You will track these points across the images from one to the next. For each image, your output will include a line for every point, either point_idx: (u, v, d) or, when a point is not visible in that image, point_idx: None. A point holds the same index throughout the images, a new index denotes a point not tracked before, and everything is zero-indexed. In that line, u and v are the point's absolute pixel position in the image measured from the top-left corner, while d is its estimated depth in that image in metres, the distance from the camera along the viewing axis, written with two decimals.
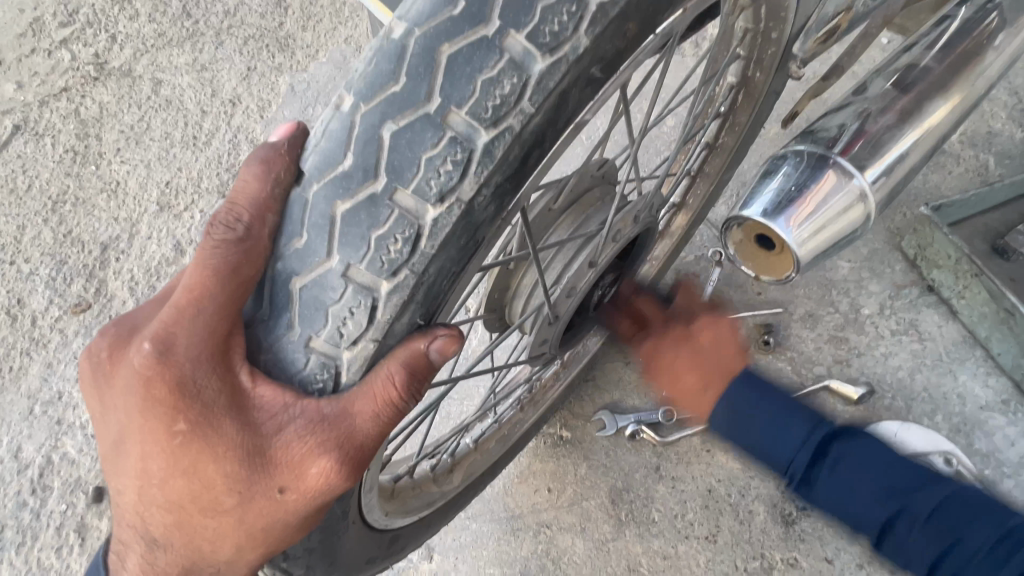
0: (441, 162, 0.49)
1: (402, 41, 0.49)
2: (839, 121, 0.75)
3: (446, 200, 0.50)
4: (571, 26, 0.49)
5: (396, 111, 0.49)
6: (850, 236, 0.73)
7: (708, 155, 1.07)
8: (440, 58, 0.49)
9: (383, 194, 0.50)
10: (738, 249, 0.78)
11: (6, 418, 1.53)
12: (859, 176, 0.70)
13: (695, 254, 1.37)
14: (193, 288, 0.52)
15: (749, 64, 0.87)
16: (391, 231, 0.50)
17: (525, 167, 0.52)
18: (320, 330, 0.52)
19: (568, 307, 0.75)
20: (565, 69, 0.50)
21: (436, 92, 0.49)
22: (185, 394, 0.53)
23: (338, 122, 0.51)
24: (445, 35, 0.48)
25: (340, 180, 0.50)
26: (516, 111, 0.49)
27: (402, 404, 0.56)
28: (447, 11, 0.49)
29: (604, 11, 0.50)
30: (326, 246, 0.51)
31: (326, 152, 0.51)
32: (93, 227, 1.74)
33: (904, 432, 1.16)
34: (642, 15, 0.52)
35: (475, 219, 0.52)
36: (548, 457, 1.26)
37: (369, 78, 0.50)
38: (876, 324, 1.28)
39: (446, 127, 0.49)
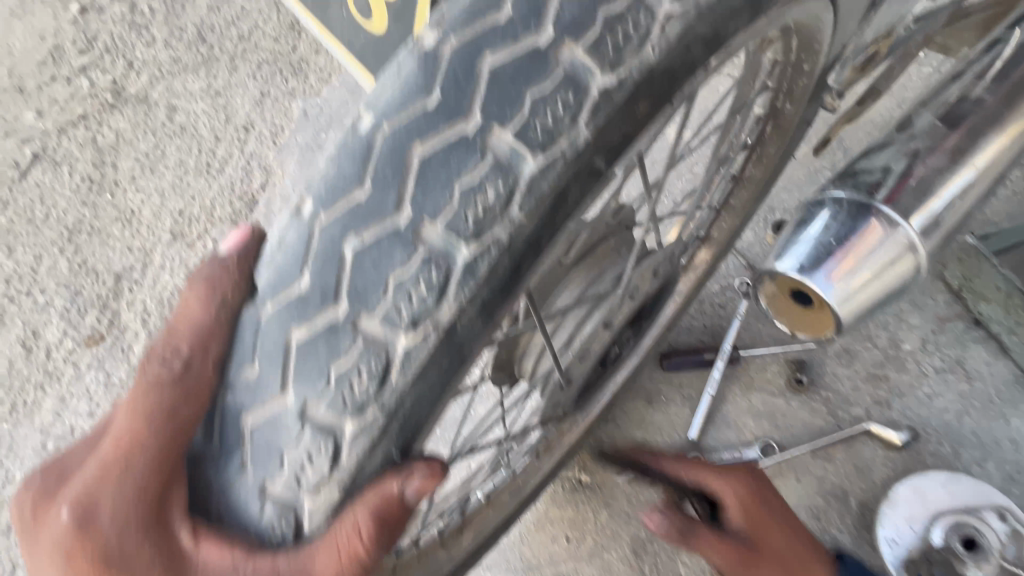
0: (414, 285, 0.45)
1: (370, 138, 0.46)
2: (884, 161, 0.68)
3: (420, 327, 0.46)
4: (569, 118, 0.46)
5: (360, 224, 0.46)
6: (899, 290, 0.65)
7: (734, 187, 0.99)
8: (412, 161, 0.46)
9: (344, 322, 0.46)
10: (770, 302, 0.71)
11: (19, 453, 1.52)
12: (905, 225, 0.63)
13: (720, 283, 1.30)
14: (121, 440, 0.49)
15: (777, 95, 0.80)
16: (353, 364, 0.46)
17: (518, 272, 0.48)
18: (276, 475, 0.48)
19: (581, 371, 0.69)
20: (561, 167, 0.46)
21: (406, 202, 0.46)
22: (113, 565, 0.47)
23: (296, 235, 0.47)
24: (418, 131, 0.46)
25: (295, 304, 0.47)
26: (502, 221, 0.46)
27: (369, 558, 0.50)
28: (421, 103, 0.46)
29: (608, 96, 0.47)
30: (280, 380, 0.47)
31: (280, 271, 0.48)
32: (107, 258, 1.73)
33: (952, 484, 1.07)
34: (652, 92, 0.48)
35: (457, 340, 0.47)
36: (566, 503, 1.19)
37: (333, 182, 0.47)
38: (917, 361, 1.20)
39: (418, 244, 0.45)
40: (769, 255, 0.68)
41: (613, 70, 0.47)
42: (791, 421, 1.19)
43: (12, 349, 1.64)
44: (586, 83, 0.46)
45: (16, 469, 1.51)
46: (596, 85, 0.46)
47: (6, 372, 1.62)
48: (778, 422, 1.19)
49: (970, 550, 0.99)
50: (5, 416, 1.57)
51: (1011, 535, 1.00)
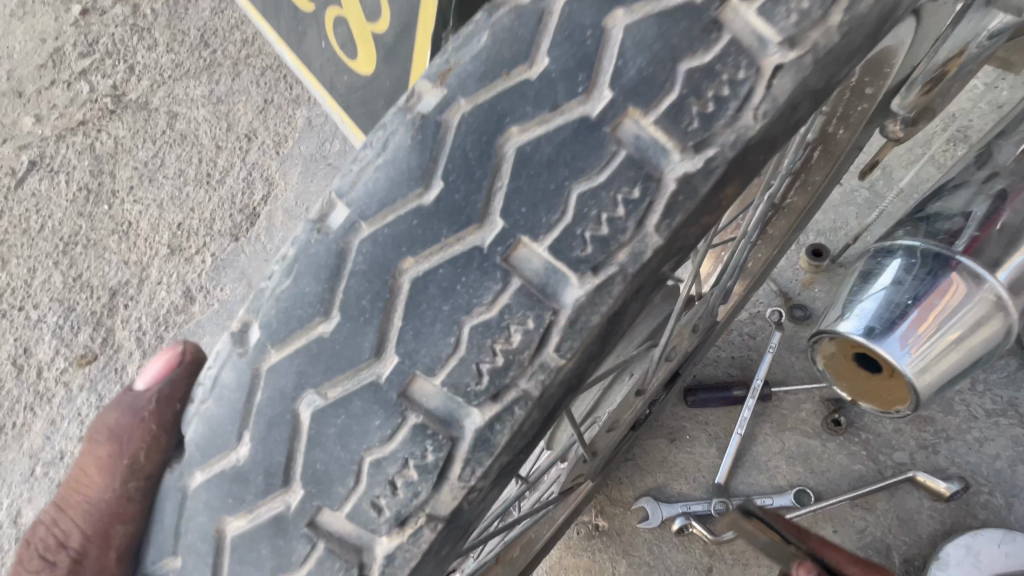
0: (405, 462, 0.40)
1: (345, 243, 0.40)
2: (965, 203, 0.59)
3: (407, 525, 0.41)
4: (640, 217, 0.39)
5: (325, 375, 0.40)
6: (986, 355, 0.56)
7: (773, 216, 0.90)
8: (400, 284, 0.40)
9: (296, 517, 0.41)
10: (829, 364, 0.62)
11: (7, 478, 1.46)
12: (991, 279, 0.53)
13: (749, 311, 1.21)
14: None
15: (830, 119, 0.71)
16: (310, 575, 0.41)
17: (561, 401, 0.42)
18: None
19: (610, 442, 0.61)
20: (618, 289, 0.39)
21: (390, 349, 0.40)
22: None
23: (233, 378, 0.42)
24: (410, 242, 0.39)
25: (232, 482, 0.42)
26: (527, 375, 0.40)
27: None
28: (415, 194, 0.40)
29: (694, 185, 0.39)
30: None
31: (214, 435, 0.43)
32: (103, 272, 1.66)
33: (1007, 543, 0.97)
34: (746, 172, 0.40)
35: (463, 520, 0.42)
36: (583, 550, 1.10)
37: (288, 310, 0.41)
38: (966, 403, 1.10)
39: (410, 412, 0.40)
40: (827, 315, 0.59)
41: (696, 150, 0.39)
42: (829, 466, 1.09)
43: (2, 368, 1.57)
44: (657, 173, 0.39)
45: (3, 495, 1.44)
46: (674, 173, 0.38)
47: None
48: (815, 466, 1.09)
49: None
50: None
51: None
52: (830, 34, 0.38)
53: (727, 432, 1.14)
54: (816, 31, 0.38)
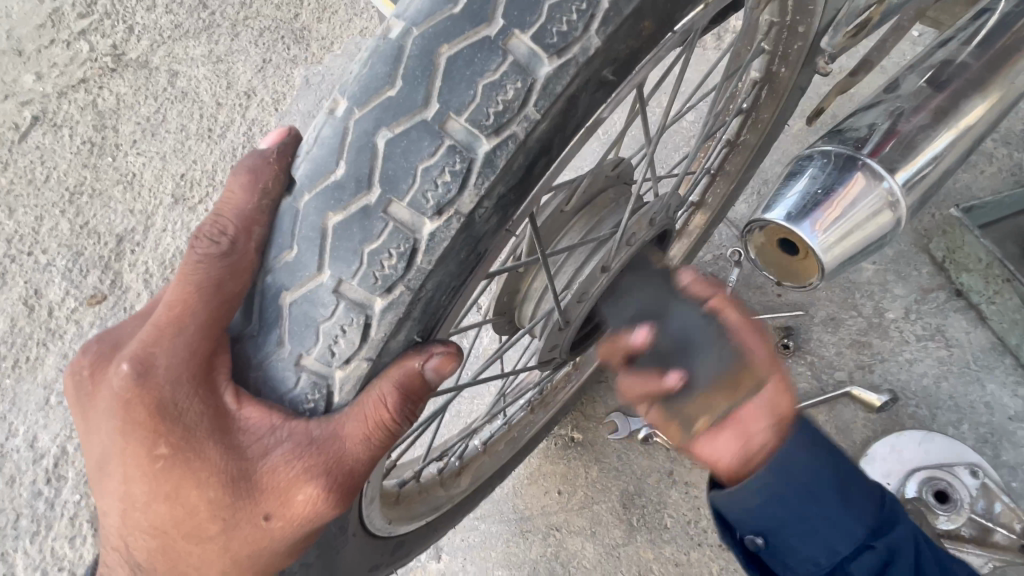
0: (439, 172, 0.47)
1: (400, 42, 0.47)
2: (869, 120, 0.72)
3: (444, 212, 0.48)
4: (581, 25, 0.47)
5: (390, 117, 0.47)
6: (879, 242, 0.69)
7: (729, 152, 1.03)
8: (439, 61, 0.46)
9: (377, 206, 0.48)
10: (759, 253, 0.74)
11: (22, 407, 1.55)
12: (889, 179, 0.66)
13: (712, 253, 1.33)
14: (174, 306, 0.51)
15: (773, 59, 0.84)
16: (384, 246, 0.48)
17: (529, 176, 0.50)
18: (311, 348, 0.50)
19: (580, 313, 0.72)
20: (574, 72, 0.48)
21: (434, 97, 0.47)
22: (166, 415, 0.51)
23: (331, 132, 0.48)
24: (446, 35, 0.47)
25: (332, 190, 0.48)
26: (520, 118, 0.47)
27: (395, 426, 0.53)
28: (447, 10, 0.47)
29: (617, 9, 0.48)
30: (318, 259, 0.49)
31: (321, 157, 0.49)
32: (109, 220, 1.75)
33: (927, 442, 1.13)
34: (657, 13, 0.50)
35: (475, 232, 0.50)
36: (559, 459, 1.23)
37: (365, 82, 0.47)
38: (900, 329, 1.24)
39: (443, 135, 0.47)
40: (759, 207, 0.71)
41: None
42: None
43: (14, 307, 1.66)
44: None
45: (19, 422, 1.54)
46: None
47: (9, 330, 1.64)
48: None
49: (943, 503, 1.08)
50: (7, 372, 1.59)
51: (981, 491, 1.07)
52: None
53: None
54: None
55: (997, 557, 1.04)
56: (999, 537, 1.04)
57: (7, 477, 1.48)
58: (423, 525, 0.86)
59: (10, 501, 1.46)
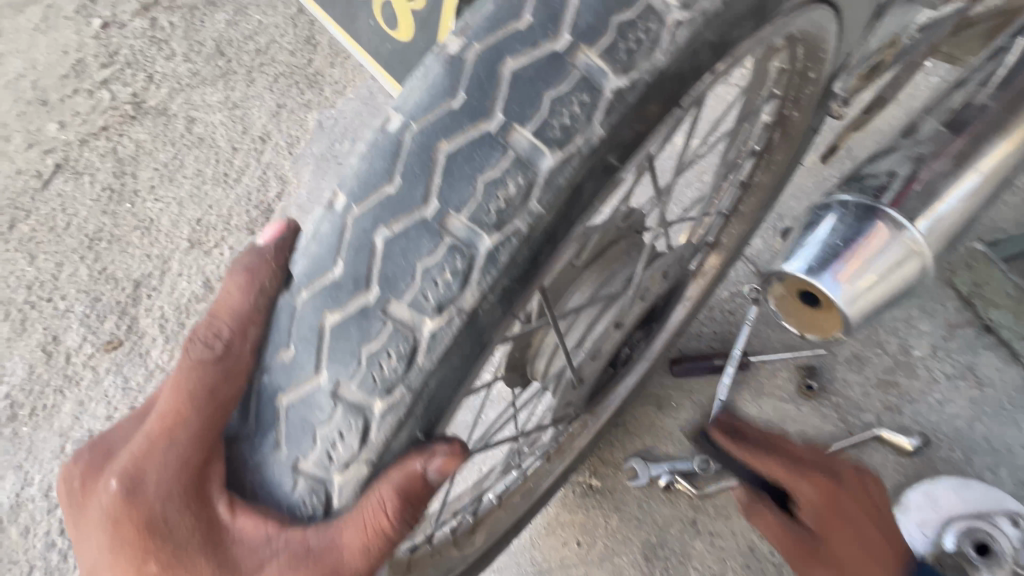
0: (439, 272, 0.46)
1: (399, 135, 0.47)
2: (888, 166, 0.69)
3: (445, 311, 0.46)
4: (584, 117, 0.46)
5: (389, 215, 0.46)
6: (905, 291, 0.66)
7: (743, 193, 1.01)
8: (437, 157, 0.46)
9: (375, 306, 0.46)
10: (780, 304, 0.71)
11: (38, 456, 1.55)
12: (911, 227, 0.64)
13: (729, 290, 1.31)
14: (167, 416, 0.50)
15: (784, 102, 0.82)
16: (383, 346, 0.46)
17: (535, 267, 0.48)
18: (308, 453, 0.49)
19: (594, 369, 0.72)
20: (576, 164, 0.46)
21: (432, 195, 0.46)
22: (155, 532, 0.50)
23: (330, 227, 0.48)
24: (444, 130, 0.46)
25: (330, 289, 0.48)
26: (523, 213, 0.46)
27: (394, 534, 0.51)
28: (446, 103, 0.47)
29: (621, 97, 0.46)
30: (315, 360, 0.48)
31: (319, 255, 0.49)
32: (126, 265, 1.77)
33: (964, 489, 1.06)
34: (663, 94, 0.49)
35: (478, 326, 0.48)
36: (577, 508, 1.19)
37: (364, 178, 0.47)
38: (928, 367, 1.20)
39: (444, 232, 0.46)
40: (777, 258, 0.69)
41: (625, 74, 0.46)
42: (802, 426, 1.19)
43: (33, 354, 1.68)
44: (601, 85, 0.46)
45: (34, 471, 1.54)
46: (610, 90, 0.46)
47: (27, 377, 1.65)
48: (789, 427, 1.20)
49: (983, 556, 0.99)
50: (24, 420, 1.60)
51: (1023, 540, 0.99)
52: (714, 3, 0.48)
53: (710, 396, 1.24)
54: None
55: None
56: None
57: (22, 527, 1.48)
58: None
59: (24, 552, 1.45)
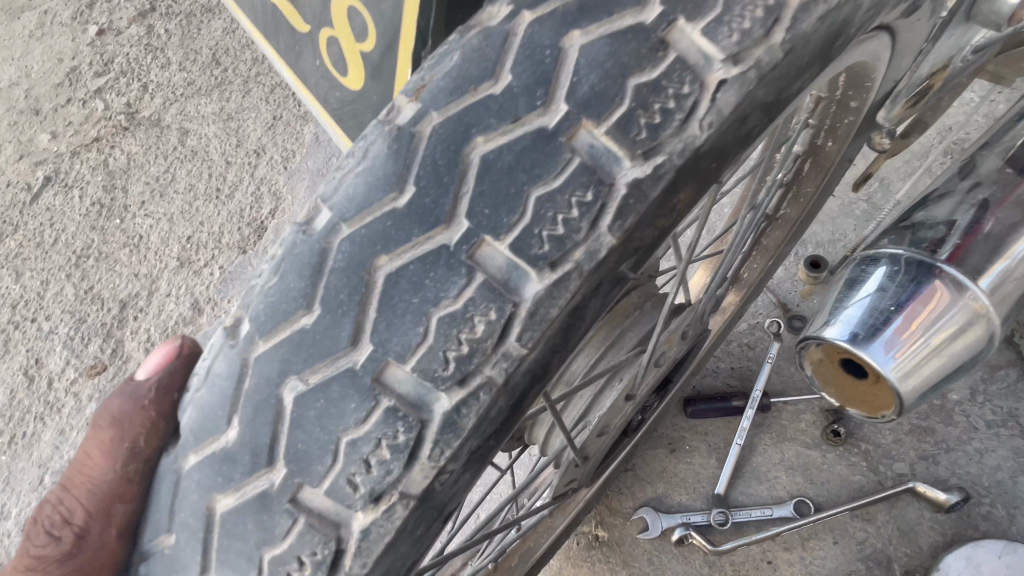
0: (373, 448, 0.40)
1: (324, 242, 0.41)
2: (948, 213, 0.59)
3: (379, 500, 0.40)
4: (586, 225, 0.39)
5: (306, 364, 0.40)
6: (968, 362, 0.57)
7: (766, 228, 0.91)
8: (375, 279, 0.40)
9: (279, 493, 0.41)
10: (816, 371, 0.62)
11: (16, 487, 1.48)
12: (974, 287, 0.54)
13: (748, 321, 1.21)
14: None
15: (817, 133, 0.73)
16: (291, 545, 0.41)
17: (518, 408, 0.41)
18: None
19: (600, 446, 0.62)
20: (575, 285, 0.40)
21: (364, 337, 0.40)
22: None
23: (227, 371, 0.42)
24: (383, 242, 0.40)
25: (222, 464, 0.42)
26: (493, 361, 0.40)
27: None
28: (390, 199, 0.40)
29: (642, 191, 0.39)
30: (205, 552, 0.43)
31: (208, 423, 0.42)
32: (114, 284, 1.70)
33: (1009, 554, 0.96)
34: (697, 177, 0.41)
35: (433, 501, 0.41)
36: (582, 562, 1.10)
37: (273, 304, 0.41)
38: (966, 413, 1.10)
39: (378, 394, 0.40)
40: (814, 321, 0.59)
41: (645, 158, 0.39)
42: (828, 477, 1.09)
43: (14, 378, 1.61)
44: (611, 179, 0.39)
45: (11, 504, 1.46)
46: (625, 180, 0.39)
47: (7, 402, 1.58)
48: (814, 477, 1.09)
49: None
50: (3, 448, 1.53)
51: None
52: (773, 51, 0.39)
53: (727, 441, 1.15)
54: (758, 49, 0.39)
55: None
56: None
57: None
58: None
59: None
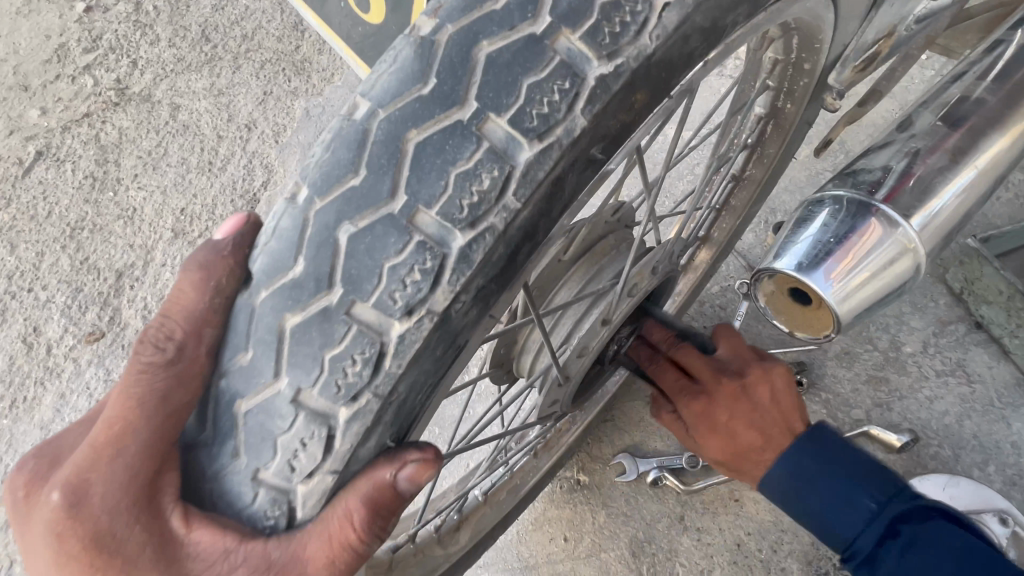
0: (408, 271, 0.43)
1: (366, 124, 0.44)
2: (884, 161, 0.68)
3: (414, 313, 0.43)
4: (564, 106, 0.43)
5: (354, 210, 0.43)
6: (898, 289, 0.65)
7: (734, 187, 0.99)
8: (407, 148, 0.43)
9: (339, 307, 0.44)
10: (769, 301, 0.71)
11: (19, 449, 1.53)
12: (905, 224, 0.63)
13: (719, 285, 1.29)
14: (113, 424, 0.48)
15: (778, 94, 0.81)
16: (346, 351, 0.44)
17: (513, 261, 0.45)
18: (269, 463, 0.46)
19: (580, 367, 0.69)
20: (556, 155, 0.44)
21: (401, 188, 0.43)
22: (103, 547, 0.47)
23: (290, 222, 0.45)
24: (414, 119, 0.43)
25: (289, 290, 0.44)
26: (497, 209, 0.43)
27: (362, 546, 0.48)
28: (416, 90, 0.44)
29: (605, 84, 0.44)
30: (274, 365, 0.45)
31: (274, 258, 0.45)
32: (109, 254, 1.73)
33: (952, 486, 1.05)
34: (650, 82, 0.46)
35: (451, 328, 0.45)
36: (564, 503, 1.18)
37: (326, 168, 0.44)
38: (918, 364, 1.19)
39: (412, 229, 0.43)
40: (767, 255, 0.68)
41: (610, 60, 0.44)
42: None
43: (13, 345, 1.64)
44: (582, 72, 0.44)
45: (15, 464, 1.51)
46: (592, 76, 0.44)
47: (7, 368, 1.62)
48: None
49: None
50: (4, 412, 1.57)
51: (1011, 539, 1.00)
52: None
53: None
54: None
55: None
56: None
57: None
58: None
59: None
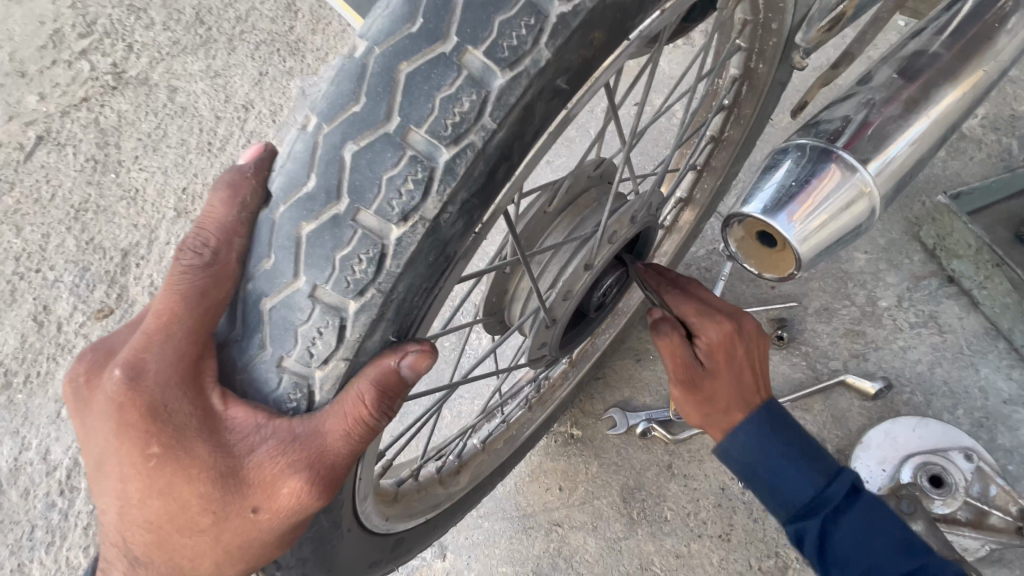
0: (402, 182, 0.48)
1: (363, 60, 0.49)
2: (844, 112, 0.73)
3: (409, 219, 0.49)
4: (530, 39, 0.48)
5: (356, 131, 0.49)
6: (855, 231, 0.71)
7: (714, 149, 1.03)
8: (399, 77, 0.48)
9: (346, 215, 0.49)
10: (740, 245, 0.76)
11: (34, 421, 1.59)
12: (862, 169, 0.68)
13: (705, 248, 1.35)
14: (162, 314, 0.53)
15: (750, 55, 0.85)
16: (355, 250, 0.49)
17: (491, 182, 0.51)
18: (291, 350, 0.52)
19: (566, 309, 0.75)
20: (526, 83, 0.48)
21: (395, 112, 0.48)
22: (157, 418, 0.53)
23: (303, 145, 0.51)
24: (403, 53, 0.48)
25: (305, 201, 0.50)
26: (476, 127, 0.48)
27: (373, 422, 0.55)
28: (405, 29, 0.48)
29: (565, 22, 0.48)
30: (293, 265, 0.51)
31: (292, 174, 0.51)
32: (114, 235, 1.78)
33: (921, 428, 1.13)
34: (606, 22, 0.50)
35: (441, 236, 0.51)
36: (559, 456, 1.25)
37: (331, 98, 0.49)
38: (893, 317, 1.25)
39: (405, 146, 0.48)
40: (738, 200, 0.73)
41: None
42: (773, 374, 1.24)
43: (24, 324, 1.70)
44: (545, 10, 0.48)
45: (31, 436, 1.57)
46: (554, 14, 0.48)
47: (19, 346, 1.67)
48: None
49: (937, 487, 1.07)
50: (19, 387, 1.63)
51: (976, 474, 1.07)
52: None
53: None
54: None
55: (993, 541, 1.03)
56: (995, 520, 1.04)
57: (22, 489, 1.52)
58: (424, 523, 0.88)
59: (25, 512, 1.49)
